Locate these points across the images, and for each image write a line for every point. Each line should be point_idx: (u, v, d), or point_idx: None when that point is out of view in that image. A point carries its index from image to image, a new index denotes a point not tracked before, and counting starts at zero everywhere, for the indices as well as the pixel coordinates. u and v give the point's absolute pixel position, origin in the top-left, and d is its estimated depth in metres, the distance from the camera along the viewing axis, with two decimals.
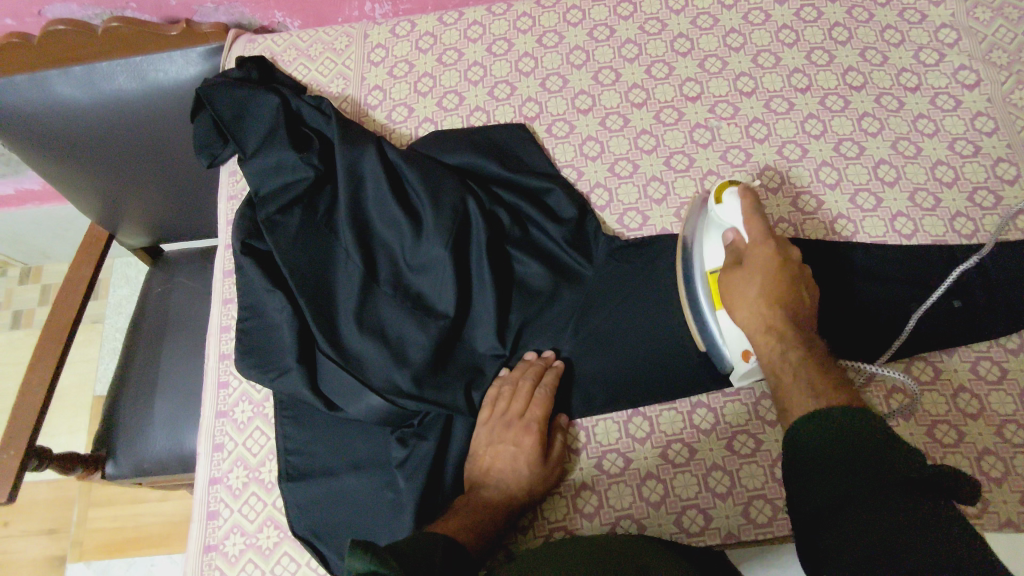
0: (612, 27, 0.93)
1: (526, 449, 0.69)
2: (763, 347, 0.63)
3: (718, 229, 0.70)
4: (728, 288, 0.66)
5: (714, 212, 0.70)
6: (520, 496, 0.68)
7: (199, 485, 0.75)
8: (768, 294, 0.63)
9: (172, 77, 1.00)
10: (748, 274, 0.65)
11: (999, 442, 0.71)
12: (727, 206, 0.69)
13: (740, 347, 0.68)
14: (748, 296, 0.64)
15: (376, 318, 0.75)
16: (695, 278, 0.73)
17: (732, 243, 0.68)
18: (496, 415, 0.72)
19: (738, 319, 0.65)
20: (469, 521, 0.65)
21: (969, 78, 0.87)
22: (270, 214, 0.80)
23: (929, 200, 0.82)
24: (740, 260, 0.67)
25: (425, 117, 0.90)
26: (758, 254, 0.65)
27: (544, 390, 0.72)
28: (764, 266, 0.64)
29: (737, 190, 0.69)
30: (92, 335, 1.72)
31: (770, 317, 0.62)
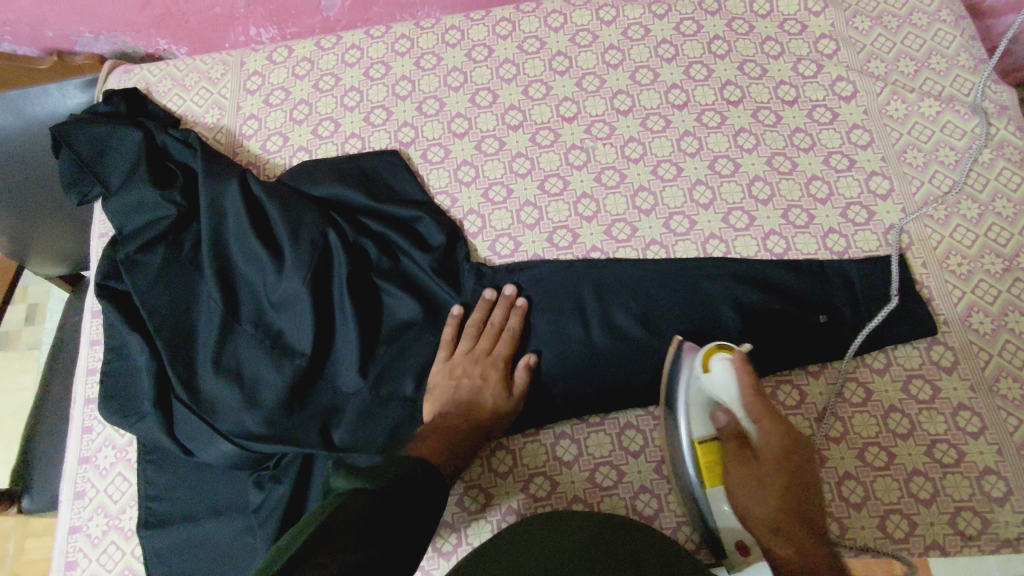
0: (490, 47, 0.92)
1: (491, 382, 0.72)
2: (777, 556, 0.58)
3: (704, 399, 0.65)
4: (739, 469, 0.61)
5: (702, 380, 0.64)
6: (484, 422, 0.70)
7: (59, 535, 0.74)
8: (776, 500, 0.58)
9: (50, 111, 0.99)
10: (755, 469, 0.60)
11: (861, 466, 0.69)
12: (717, 376, 0.63)
13: (735, 537, 0.64)
14: (755, 494, 0.60)
15: (233, 358, 0.74)
16: (682, 442, 0.65)
17: (724, 425, 0.63)
18: (459, 351, 0.74)
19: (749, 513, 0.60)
20: (440, 441, 0.65)
21: (846, 90, 0.86)
22: (130, 253, 0.79)
23: (802, 217, 0.81)
24: (739, 442, 0.62)
25: (300, 146, 0.89)
26: (760, 453, 0.59)
27: (511, 329, 0.75)
28: (769, 457, 0.59)
29: (728, 356, 0.63)
30: (29, 362, 1.67)
31: (782, 527, 0.58)
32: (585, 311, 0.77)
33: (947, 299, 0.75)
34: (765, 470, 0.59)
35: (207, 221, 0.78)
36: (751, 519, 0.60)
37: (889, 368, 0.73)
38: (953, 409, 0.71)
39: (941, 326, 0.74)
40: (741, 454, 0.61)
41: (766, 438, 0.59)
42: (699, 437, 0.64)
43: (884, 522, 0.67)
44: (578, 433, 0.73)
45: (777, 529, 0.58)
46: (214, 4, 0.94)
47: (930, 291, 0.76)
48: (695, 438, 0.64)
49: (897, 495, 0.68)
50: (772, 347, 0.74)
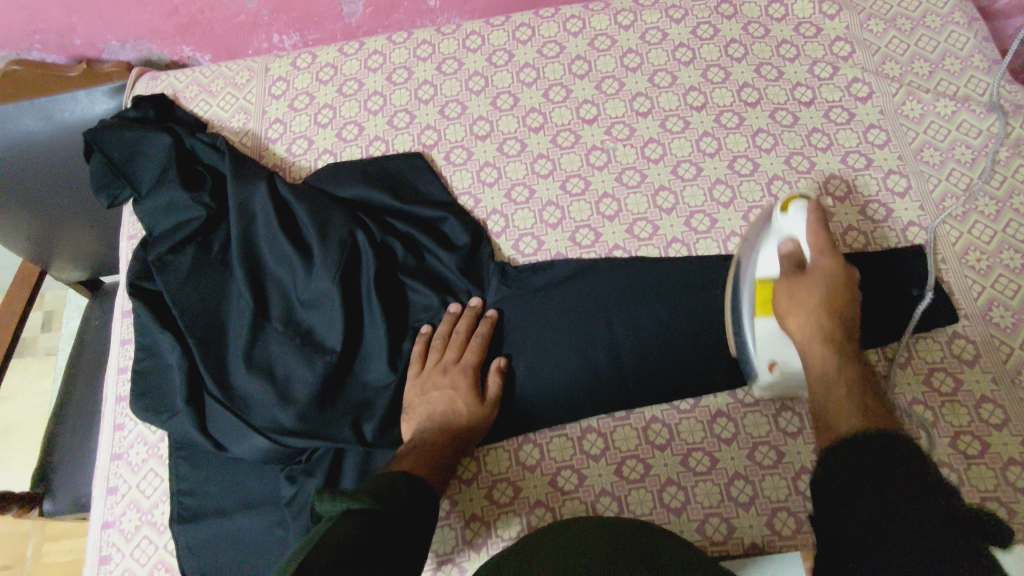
0: (511, 51, 0.94)
1: (462, 390, 0.72)
2: (815, 358, 0.63)
3: (775, 237, 0.69)
4: (791, 294, 0.65)
5: (777, 221, 0.68)
6: (462, 433, 0.71)
7: (92, 530, 0.75)
8: (826, 335, 0.63)
9: (79, 115, 1.02)
10: (814, 285, 0.64)
11: None
12: (793, 217, 0.67)
13: (767, 361, 0.68)
14: (807, 300, 0.64)
15: (264, 355, 0.76)
16: (741, 284, 0.70)
17: (792, 252, 0.66)
18: (429, 365, 0.75)
19: (797, 329, 0.64)
20: (417, 460, 0.67)
21: (861, 91, 0.88)
22: (161, 254, 0.80)
23: (821, 215, 0.82)
24: (800, 268, 0.66)
25: (325, 149, 0.90)
26: (823, 266, 0.65)
27: (478, 337, 0.76)
28: (830, 285, 0.65)
29: (805, 203, 0.67)
30: (47, 368, 1.69)
31: (826, 344, 0.63)
32: (607, 309, 0.78)
33: (966, 293, 0.76)
34: (819, 299, 0.64)
35: (237, 222, 0.80)
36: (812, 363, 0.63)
37: (911, 361, 0.74)
38: (976, 401, 0.72)
39: (961, 321, 0.75)
40: (797, 275, 0.66)
41: (830, 266, 0.65)
42: (763, 274, 0.68)
43: None
44: (604, 427, 0.74)
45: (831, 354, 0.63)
46: (239, 12, 0.96)
47: (950, 286, 0.77)
48: (759, 278, 0.68)
49: None
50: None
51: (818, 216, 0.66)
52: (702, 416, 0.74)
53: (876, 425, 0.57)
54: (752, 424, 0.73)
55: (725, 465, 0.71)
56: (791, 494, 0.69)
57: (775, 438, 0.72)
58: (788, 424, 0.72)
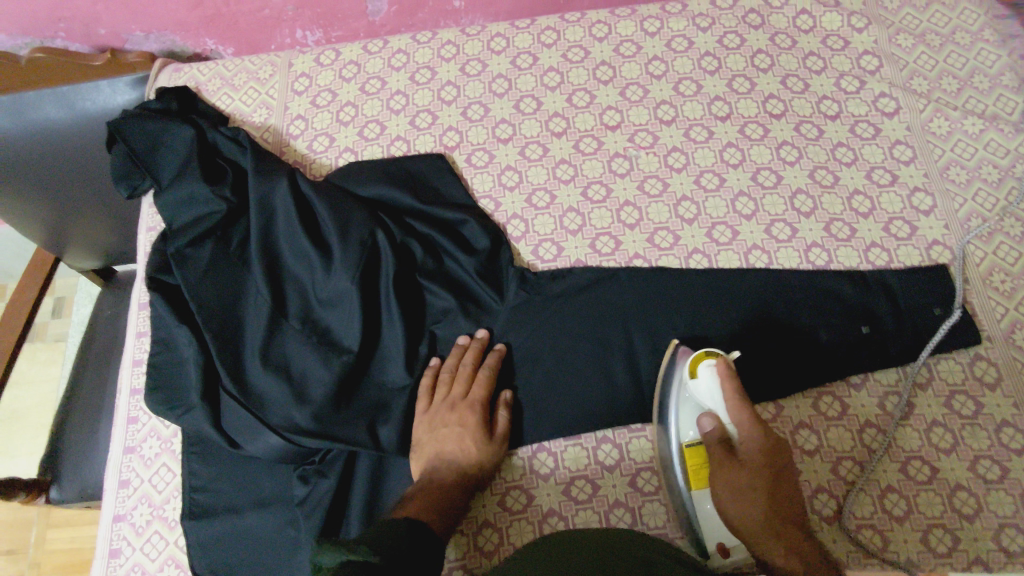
0: (535, 54, 0.94)
1: (471, 427, 0.71)
2: (774, 556, 0.61)
3: (694, 405, 0.70)
4: (724, 471, 0.66)
5: (690, 388, 0.70)
6: (471, 471, 0.70)
7: (103, 523, 0.75)
8: (761, 489, 0.64)
9: (100, 105, 1.01)
10: (743, 475, 0.65)
11: (903, 479, 0.69)
12: (703, 382, 0.69)
13: (716, 540, 0.67)
14: (745, 504, 0.64)
15: (281, 353, 0.75)
16: (670, 455, 0.70)
17: (710, 428, 0.68)
18: (437, 401, 0.74)
19: (726, 490, 0.66)
20: (426, 502, 0.66)
21: (888, 106, 0.87)
22: (180, 248, 0.80)
23: (844, 231, 0.81)
24: (730, 451, 0.67)
25: (346, 147, 0.90)
26: (749, 450, 0.65)
27: (486, 369, 0.75)
28: (762, 460, 0.65)
29: (714, 364, 0.69)
30: (56, 354, 1.69)
31: (763, 482, 0.64)
32: (626, 318, 0.78)
33: (990, 315, 0.76)
34: (753, 491, 0.64)
35: (257, 217, 0.80)
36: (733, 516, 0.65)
37: (932, 382, 0.73)
38: (997, 425, 0.71)
39: (984, 343, 0.75)
40: (727, 462, 0.67)
41: (758, 448, 0.65)
42: (688, 441, 0.69)
43: (927, 536, 0.67)
44: (620, 438, 0.74)
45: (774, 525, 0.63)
46: (264, 6, 0.95)
47: (973, 307, 0.76)
48: (684, 444, 0.69)
49: (940, 509, 0.68)
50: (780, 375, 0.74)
51: (730, 379, 0.67)
52: None
53: (836, 571, 0.58)
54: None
55: None
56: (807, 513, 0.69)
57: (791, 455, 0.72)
58: (805, 442, 0.72)
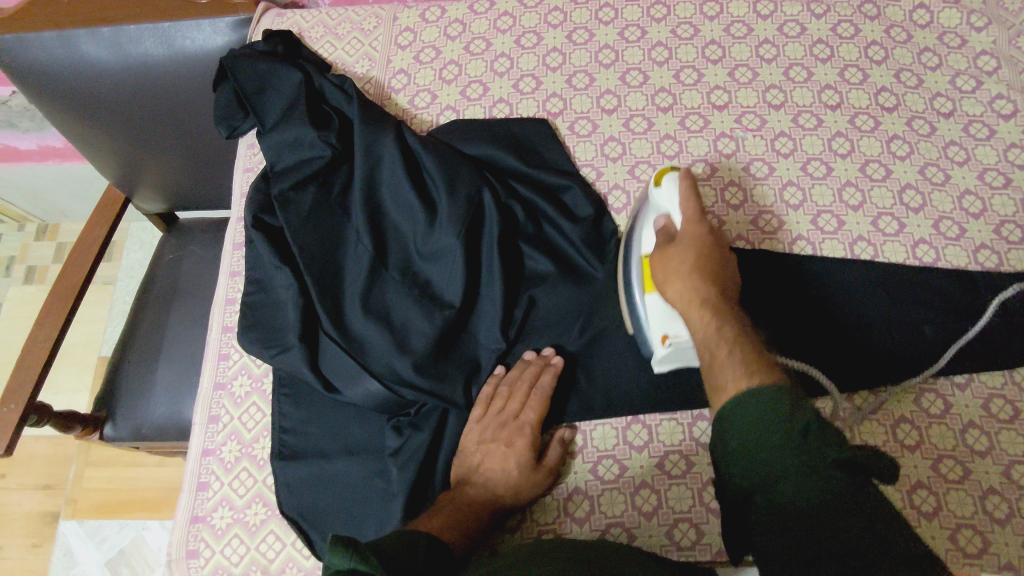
0: (644, 28, 0.92)
1: (518, 451, 0.69)
2: (694, 320, 0.59)
3: (654, 213, 0.69)
4: (661, 262, 0.64)
5: (653, 194, 0.69)
6: (508, 497, 0.68)
7: (191, 456, 0.75)
8: (700, 268, 0.61)
9: (199, 45, 1.00)
10: (681, 250, 0.63)
11: (1005, 482, 0.69)
12: (665, 189, 0.67)
13: (660, 333, 0.67)
14: (681, 266, 0.62)
15: (381, 303, 0.75)
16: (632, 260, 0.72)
17: (664, 227, 0.67)
18: (490, 412, 0.71)
19: (675, 295, 0.62)
20: (453, 519, 0.64)
21: (1005, 108, 0.85)
22: (284, 190, 0.79)
23: (953, 230, 0.80)
24: (671, 240, 0.66)
25: (448, 105, 0.90)
26: (689, 229, 0.64)
27: (542, 391, 0.71)
28: (697, 247, 0.63)
29: (677, 175, 0.67)
30: (104, 296, 1.70)
31: (703, 299, 0.60)
32: None
33: None
34: (687, 265, 0.62)
35: (363, 165, 0.79)
36: (674, 297, 0.62)
37: None
38: None
39: None
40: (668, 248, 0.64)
41: (682, 287, 0.61)
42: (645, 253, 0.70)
43: None
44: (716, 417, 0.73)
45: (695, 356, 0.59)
46: None
47: None
48: (643, 253, 0.70)
49: None
50: (889, 351, 0.74)
51: (689, 179, 0.66)
52: None
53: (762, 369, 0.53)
54: None
55: None
56: (905, 508, 0.68)
57: (891, 450, 0.71)
58: (905, 437, 0.71)
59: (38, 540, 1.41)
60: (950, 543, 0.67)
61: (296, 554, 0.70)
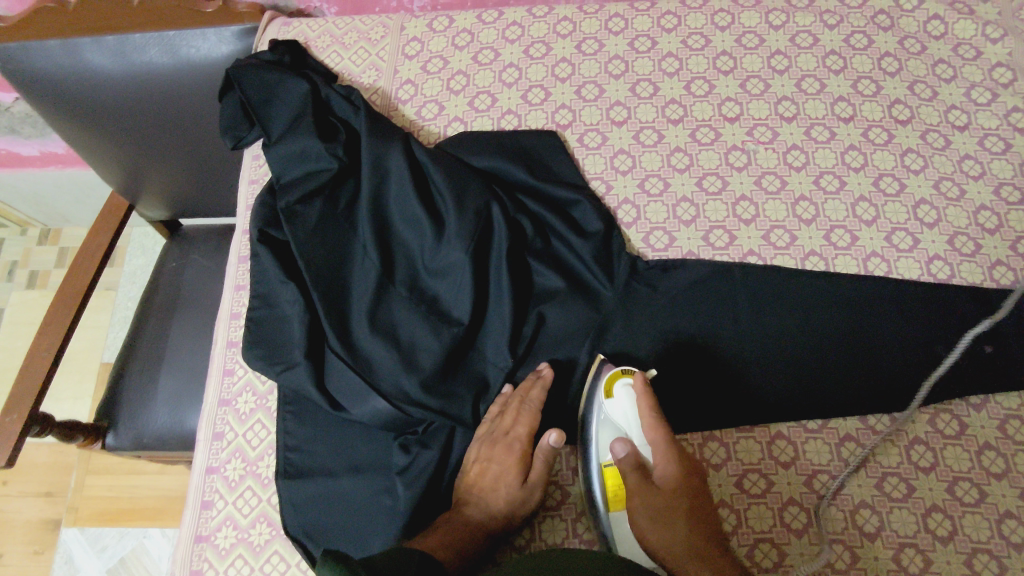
0: (654, 38, 0.91)
1: (508, 466, 0.68)
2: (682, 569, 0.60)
3: (611, 430, 0.69)
4: (642, 501, 0.63)
5: (606, 407, 0.70)
6: (503, 513, 0.67)
7: (195, 473, 0.74)
8: (670, 506, 0.62)
9: (204, 55, 0.99)
10: (653, 492, 0.63)
11: (1021, 505, 0.67)
12: (620, 399, 0.69)
13: (633, 549, 0.66)
14: (655, 503, 0.63)
15: (388, 319, 0.74)
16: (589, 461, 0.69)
17: (622, 454, 0.66)
18: (484, 430, 0.71)
19: (656, 540, 0.62)
20: (446, 537, 0.64)
21: (1021, 122, 0.84)
22: (291, 204, 0.78)
23: (968, 246, 0.79)
24: (642, 473, 0.65)
25: (455, 116, 0.89)
26: (661, 470, 0.64)
27: (531, 404, 0.70)
28: (676, 489, 0.63)
29: (631, 383, 0.69)
30: (106, 301, 1.69)
31: (688, 544, 0.60)
32: (737, 314, 0.76)
33: None
34: (671, 523, 0.62)
35: (370, 178, 0.78)
36: (659, 545, 0.62)
37: None
38: None
39: None
40: (645, 485, 0.64)
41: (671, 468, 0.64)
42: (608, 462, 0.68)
43: None
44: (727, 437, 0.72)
45: (678, 556, 0.60)
46: None
47: None
48: (604, 462, 0.68)
49: None
50: (903, 370, 0.73)
51: (645, 395, 0.67)
52: (830, 438, 0.71)
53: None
54: (813, 450, 0.71)
55: (851, 490, 0.69)
56: (920, 531, 0.67)
57: (905, 471, 0.69)
58: (920, 458, 0.70)
59: (39, 548, 1.40)
60: (967, 568, 0.65)
61: (300, 574, 0.69)
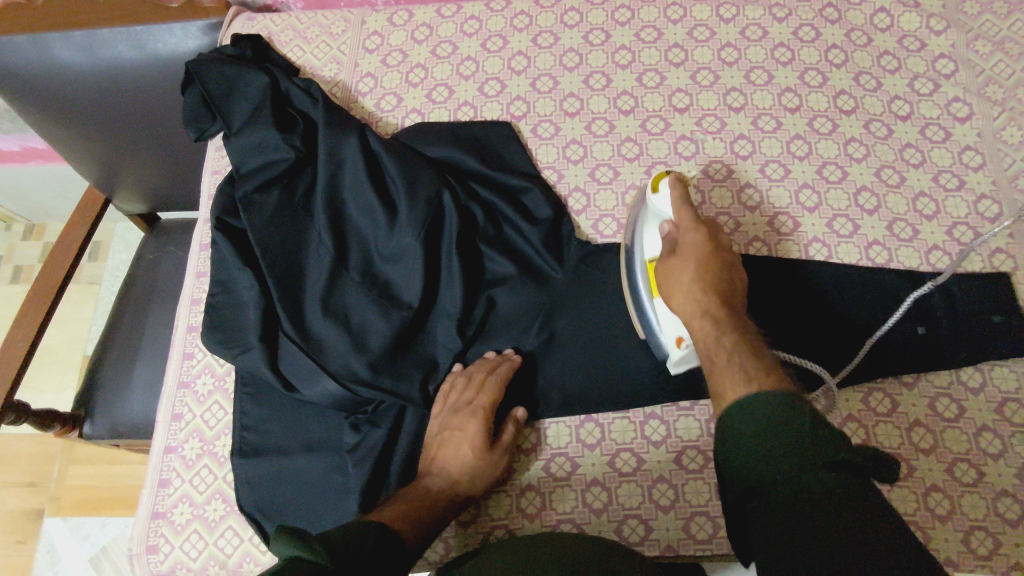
0: (608, 31, 0.94)
1: (469, 435, 0.70)
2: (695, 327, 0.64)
3: (654, 219, 0.72)
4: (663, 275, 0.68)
5: (653, 202, 0.72)
6: (464, 482, 0.68)
7: (154, 452, 0.77)
8: (699, 279, 0.65)
9: (172, 48, 1.02)
10: (682, 263, 0.67)
11: (948, 480, 0.70)
12: (661, 194, 0.71)
13: (675, 334, 0.69)
14: (682, 282, 0.66)
15: (341, 303, 0.76)
16: (635, 267, 0.73)
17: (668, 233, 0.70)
18: (448, 403, 0.73)
19: (679, 304, 0.66)
20: (408, 507, 0.64)
21: (961, 111, 0.86)
22: (248, 193, 0.80)
23: (907, 231, 0.81)
24: (674, 249, 0.69)
25: (413, 108, 0.91)
26: (689, 240, 0.68)
27: (496, 378, 0.73)
28: (696, 257, 0.66)
29: (670, 180, 0.71)
30: (89, 295, 1.71)
31: (704, 306, 0.64)
32: None
33: None
34: (687, 271, 0.66)
35: (326, 168, 0.80)
36: (676, 306, 0.66)
37: (984, 388, 0.73)
38: None
39: None
40: (670, 259, 0.68)
41: (691, 225, 0.68)
42: (650, 257, 0.71)
43: (967, 537, 0.68)
44: (668, 415, 0.74)
45: (696, 312, 0.64)
46: None
47: None
48: (647, 259, 0.72)
49: (983, 513, 0.69)
50: (840, 350, 0.75)
51: (679, 187, 0.70)
52: None
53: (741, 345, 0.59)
54: None
55: None
56: None
57: None
58: (851, 435, 0.72)
59: (22, 536, 1.42)
60: None
61: (252, 549, 0.71)
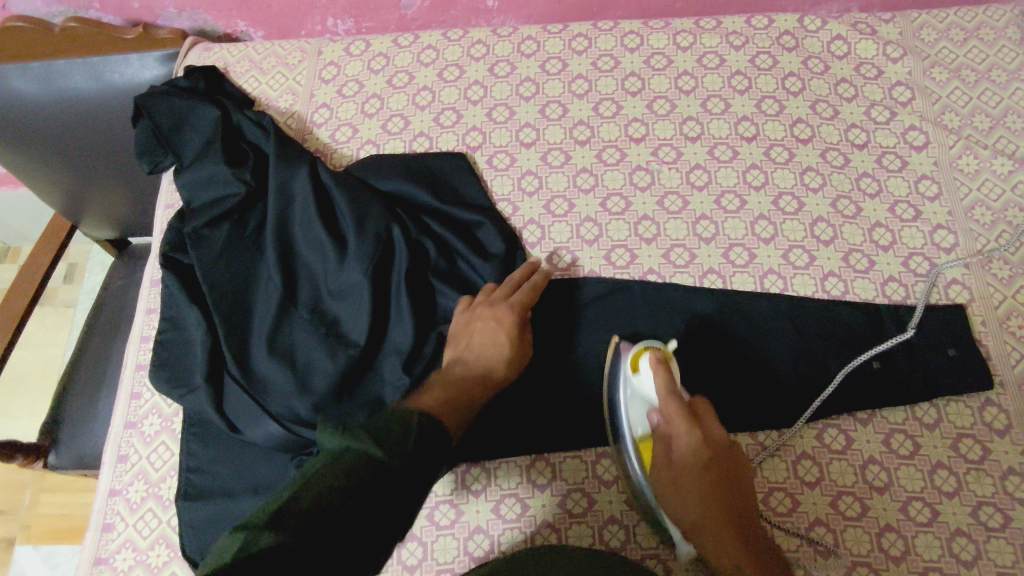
0: (565, 60, 0.93)
1: (505, 325, 0.69)
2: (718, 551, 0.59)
3: (639, 401, 0.67)
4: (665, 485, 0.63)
5: (632, 381, 0.67)
6: (501, 370, 0.67)
7: (99, 495, 0.75)
8: (705, 505, 0.61)
9: (128, 79, 1.02)
10: (686, 487, 0.62)
11: (903, 519, 0.69)
12: (643, 375, 0.66)
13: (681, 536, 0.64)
14: (687, 504, 0.62)
15: (288, 342, 0.75)
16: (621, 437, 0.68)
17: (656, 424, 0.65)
18: (477, 302, 0.73)
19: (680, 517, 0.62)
20: (447, 391, 0.63)
21: (917, 139, 0.86)
22: (197, 228, 0.80)
23: (862, 262, 0.80)
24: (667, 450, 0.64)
25: (368, 139, 0.90)
26: (682, 449, 0.62)
27: (523, 291, 0.73)
28: (698, 467, 0.62)
29: (650, 359, 0.66)
30: (64, 320, 1.70)
31: (718, 532, 0.60)
32: (637, 332, 0.78)
33: (1004, 360, 0.75)
34: (693, 499, 0.61)
35: (276, 204, 0.80)
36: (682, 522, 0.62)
37: (939, 423, 0.72)
38: (1003, 473, 0.70)
39: (995, 388, 0.73)
40: (668, 476, 0.63)
41: (685, 443, 0.62)
42: (640, 435, 0.67)
43: None
44: None
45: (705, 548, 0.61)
46: None
47: (987, 350, 0.75)
48: (638, 437, 0.67)
49: (939, 553, 0.67)
50: (795, 388, 0.74)
51: (662, 371, 0.64)
52: None
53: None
54: None
55: None
56: (802, 544, 0.68)
57: (791, 486, 0.71)
58: (805, 473, 0.71)
59: None
60: None
61: None
